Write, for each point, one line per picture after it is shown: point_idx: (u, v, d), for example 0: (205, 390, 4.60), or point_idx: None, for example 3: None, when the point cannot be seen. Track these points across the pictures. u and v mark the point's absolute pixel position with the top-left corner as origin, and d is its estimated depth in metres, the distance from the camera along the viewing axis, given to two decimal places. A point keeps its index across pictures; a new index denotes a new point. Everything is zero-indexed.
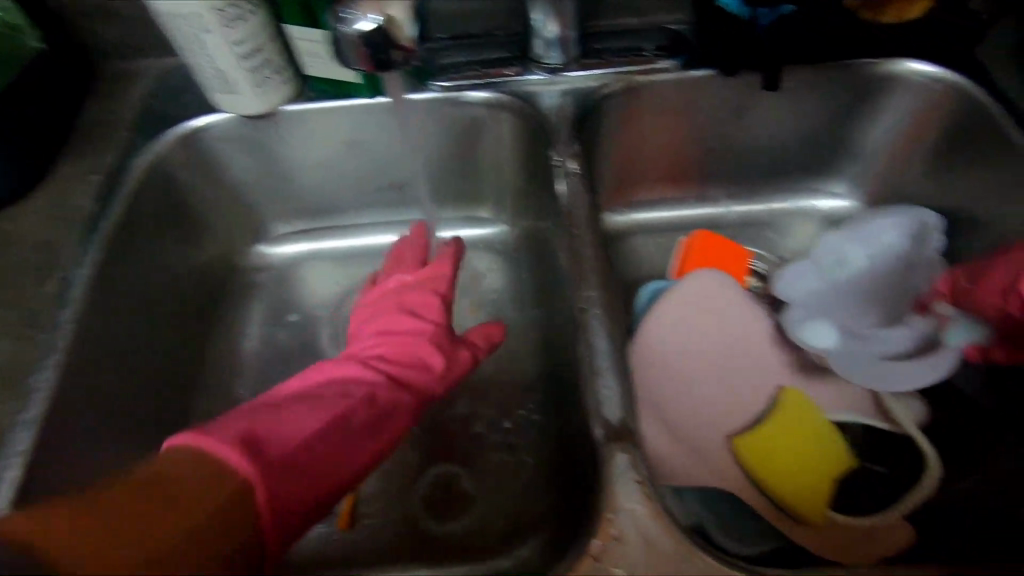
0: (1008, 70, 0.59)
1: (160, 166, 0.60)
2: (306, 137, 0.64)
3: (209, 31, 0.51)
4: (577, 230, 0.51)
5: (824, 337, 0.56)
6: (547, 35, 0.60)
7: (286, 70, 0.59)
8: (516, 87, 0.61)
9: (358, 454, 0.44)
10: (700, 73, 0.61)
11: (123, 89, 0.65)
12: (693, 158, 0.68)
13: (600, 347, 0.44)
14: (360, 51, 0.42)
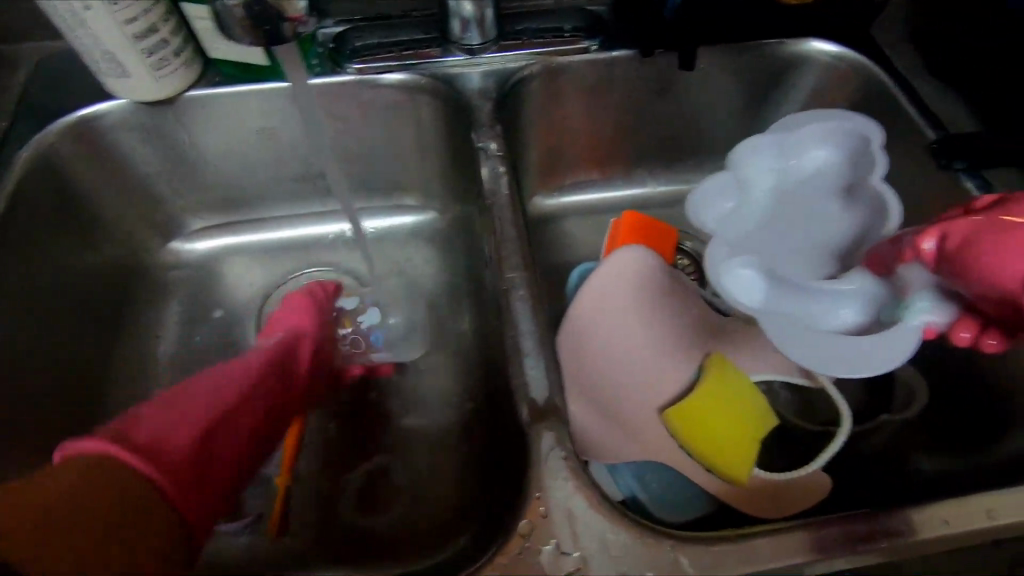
0: (901, 49, 0.63)
1: (46, 158, 0.55)
2: (213, 124, 0.60)
3: (90, 8, 0.47)
4: (499, 212, 0.50)
5: (751, 282, 0.43)
6: (464, 14, 0.58)
7: (187, 53, 0.55)
8: (434, 69, 0.60)
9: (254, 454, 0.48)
10: (618, 53, 0.61)
11: (3, 75, 0.59)
12: (617, 139, 0.69)
13: (526, 327, 0.44)
14: (245, 23, 0.40)
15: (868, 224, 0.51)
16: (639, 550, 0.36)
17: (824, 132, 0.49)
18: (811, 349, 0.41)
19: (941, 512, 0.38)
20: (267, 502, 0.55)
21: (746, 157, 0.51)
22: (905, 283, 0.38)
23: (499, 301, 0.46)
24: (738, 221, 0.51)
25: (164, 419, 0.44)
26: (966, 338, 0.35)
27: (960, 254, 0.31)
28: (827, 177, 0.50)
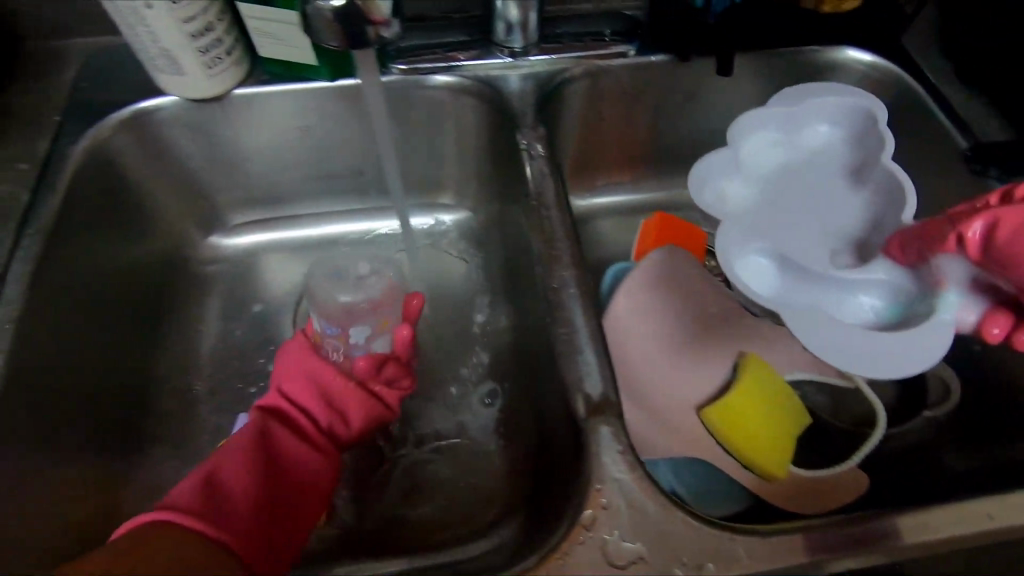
0: (931, 58, 0.65)
1: (99, 153, 0.56)
2: (258, 121, 0.61)
3: (152, 6, 0.48)
4: (547, 212, 0.52)
5: (762, 270, 0.46)
6: (510, 18, 0.59)
7: (237, 51, 0.56)
8: (477, 71, 0.61)
9: (309, 506, 0.47)
10: (656, 58, 0.62)
11: (53, 70, 0.59)
12: (650, 142, 0.70)
13: (578, 324, 0.46)
14: (335, 29, 0.38)
15: (884, 202, 0.47)
16: (698, 540, 0.37)
17: (828, 110, 0.51)
18: (834, 345, 0.39)
19: (986, 507, 0.39)
20: None
21: (751, 131, 0.53)
22: (936, 273, 0.37)
23: (550, 298, 0.47)
24: (745, 199, 0.52)
25: (229, 471, 0.44)
26: (998, 334, 0.35)
27: (1014, 249, 0.31)
28: (834, 152, 0.52)
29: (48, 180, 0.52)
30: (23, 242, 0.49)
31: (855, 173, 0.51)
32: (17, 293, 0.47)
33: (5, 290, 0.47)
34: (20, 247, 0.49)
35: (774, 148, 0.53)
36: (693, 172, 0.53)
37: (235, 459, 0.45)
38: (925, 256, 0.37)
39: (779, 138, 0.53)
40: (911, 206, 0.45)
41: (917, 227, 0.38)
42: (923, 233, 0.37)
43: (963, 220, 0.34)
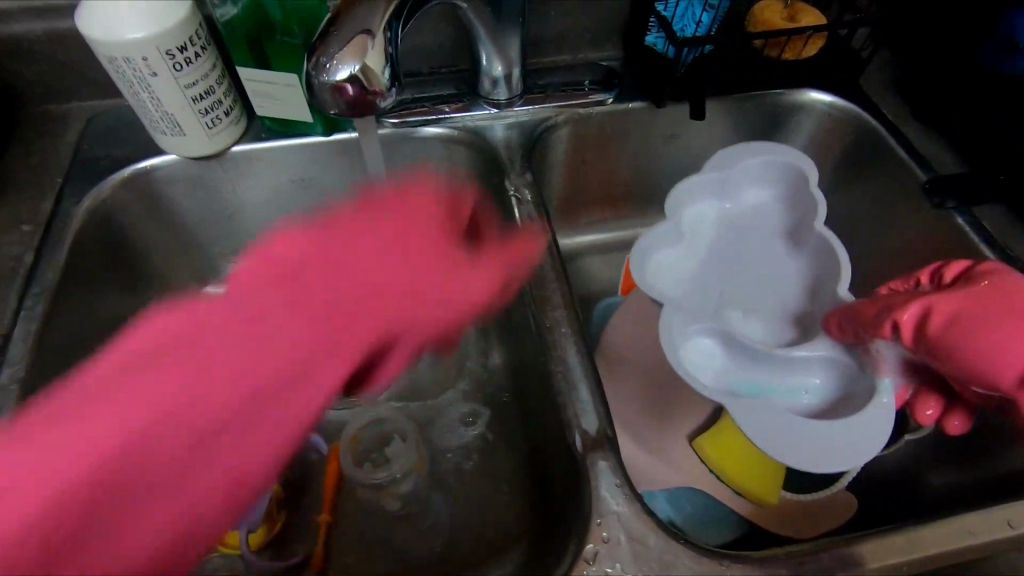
0: (888, 98, 0.69)
1: (101, 211, 0.58)
2: (256, 177, 0.63)
3: (157, 74, 0.50)
4: (537, 255, 0.54)
5: (708, 350, 0.48)
6: (494, 74, 0.62)
7: (235, 111, 0.59)
8: (464, 122, 0.64)
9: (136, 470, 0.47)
10: (633, 105, 0.66)
11: (56, 134, 0.62)
12: (632, 182, 0.73)
13: (571, 361, 0.48)
14: (338, 99, 0.41)
15: (812, 273, 0.54)
16: (698, 570, 0.38)
17: (758, 178, 0.56)
18: (800, 442, 0.41)
19: (969, 522, 0.41)
20: (311, 542, 0.55)
21: (692, 199, 0.56)
22: (875, 357, 0.43)
23: (544, 336, 0.50)
24: (686, 269, 0.55)
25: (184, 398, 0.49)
26: (930, 415, 0.42)
27: (944, 336, 0.37)
28: (767, 217, 0.57)
29: (51, 240, 0.54)
30: (26, 303, 0.50)
31: (788, 237, 0.56)
32: (20, 352, 0.48)
33: (9, 350, 0.48)
34: (23, 307, 0.50)
35: (710, 214, 0.57)
36: (638, 246, 0.54)
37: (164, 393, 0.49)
38: (862, 339, 0.43)
39: (715, 205, 0.57)
40: (845, 277, 0.50)
41: (850, 312, 0.44)
42: (857, 317, 0.43)
43: (899, 308, 0.40)
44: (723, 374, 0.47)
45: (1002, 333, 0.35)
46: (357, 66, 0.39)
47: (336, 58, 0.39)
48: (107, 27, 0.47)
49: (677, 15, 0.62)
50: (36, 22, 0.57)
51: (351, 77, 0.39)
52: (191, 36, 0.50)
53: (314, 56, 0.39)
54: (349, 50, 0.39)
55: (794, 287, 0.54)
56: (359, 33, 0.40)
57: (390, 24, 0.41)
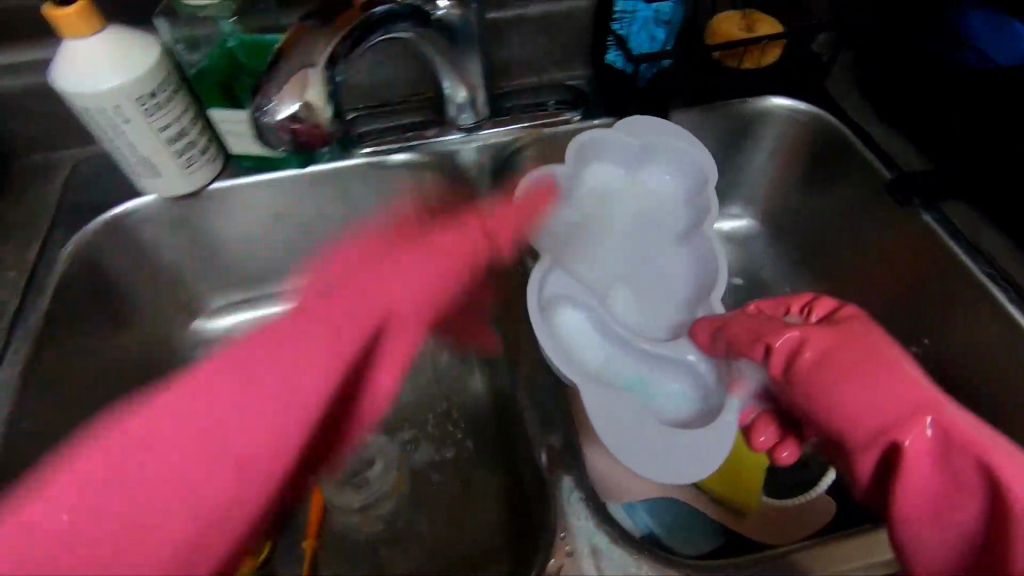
0: (852, 100, 0.70)
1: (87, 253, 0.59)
2: (234, 213, 0.65)
3: (130, 120, 0.53)
4: None
5: (588, 309, 0.53)
6: (459, 99, 0.64)
7: (210, 149, 0.61)
8: (434, 147, 0.66)
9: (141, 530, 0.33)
10: (600, 121, 0.67)
11: (43, 183, 0.64)
12: None
13: None
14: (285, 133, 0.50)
15: (677, 275, 0.61)
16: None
17: (667, 163, 0.62)
18: (650, 444, 0.42)
19: None
20: (295, 567, 0.56)
21: (597, 163, 0.63)
22: (736, 373, 0.45)
23: None
24: (580, 225, 0.62)
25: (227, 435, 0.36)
26: (763, 443, 0.42)
27: (813, 370, 0.37)
28: (666, 202, 0.63)
29: (35, 285, 0.55)
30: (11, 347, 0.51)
31: (682, 232, 0.62)
32: None
33: None
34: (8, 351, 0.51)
35: (615, 180, 0.64)
36: (521, 187, 0.58)
37: (295, 357, 0.40)
38: (730, 354, 0.44)
39: (621, 172, 0.64)
40: (720, 289, 0.55)
41: (726, 327, 0.45)
42: (733, 333, 0.43)
43: (774, 333, 0.40)
44: (594, 343, 0.52)
45: (870, 392, 0.35)
46: (297, 104, 0.49)
47: (275, 99, 0.48)
48: (82, 81, 0.50)
49: (632, 32, 0.63)
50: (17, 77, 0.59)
51: (293, 113, 0.49)
52: (161, 83, 0.53)
53: (258, 99, 0.48)
54: (289, 91, 0.49)
55: (673, 279, 0.61)
56: (299, 72, 0.48)
57: (329, 65, 0.49)
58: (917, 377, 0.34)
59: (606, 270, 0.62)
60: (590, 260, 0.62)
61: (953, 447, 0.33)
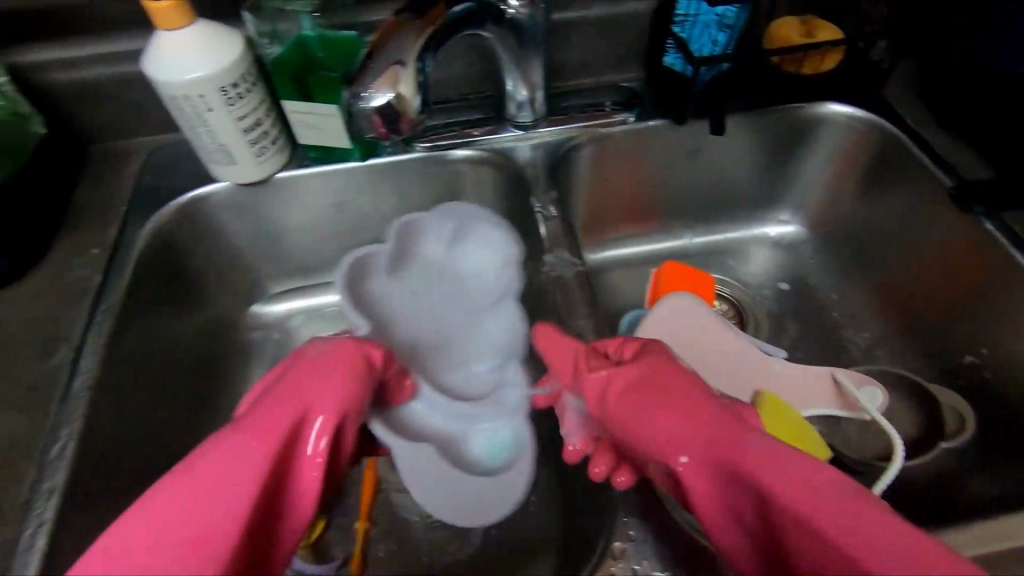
0: (910, 108, 0.71)
1: (163, 234, 0.62)
2: (299, 201, 0.68)
3: (212, 109, 0.55)
4: (564, 267, 0.57)
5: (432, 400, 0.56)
6: (519, 98, 0.65)
7: (281, 140, 0.63)
8: (492, 144, 0.67)
9: None
10: (654, 123, 0.69)
11: (119, 168, 0.67)
12: (655, 197, 0.76)
13: None
14: (376, 117, 0.62)
15: (406, 329, 0.63)
16: None
17: (485, 235, 0.64)
18: (428, 494, 0.51)
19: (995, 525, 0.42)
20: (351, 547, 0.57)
21: (423, 229, 0.64)
22: (563, 409, 0.47)
23: None
24: (402, 292, 0.64)
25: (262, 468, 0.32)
26: (598, 473, 0.41)
27: (608, 407, 0.40)
28: (484, 277, 0.64)
29: (118, 262, 0.58)
30: (96, 318, 0.53)
31: (501, 297, 0.63)
32: (92, 361, 0.51)
33: (82, 359, 0.51)
34: (94, 322, 0.53)
35: (433, 249, 0.65)
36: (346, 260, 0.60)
37: (327, 393, 0.37)
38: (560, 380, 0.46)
39: (434, 246, 0.65)
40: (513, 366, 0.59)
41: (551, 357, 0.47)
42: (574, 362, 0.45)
43: (590, 371, 0.43)
44: (433, 402, 0.56)
45: (656, 414, 0.37)
46: (389, 93, 0.60)
47: (371, 87, 0.60)
48: (170, 69, 0.53)
49: (694, 36, 0.65)
50: (104, 69, 0.63)
51: (384, 100, 0.60)
52: (243, 74, 0.56)
53: (354, 88, 0.60)
54: (384, 81, 0.60)
55: (485, 348, 0.62)
56: (391, 68, 0.59)
57: (420, 56, 0.58)
58: (707, 402, 0.37)
59: (460, 334, 0.63)
60: (418, 326, 0.63)
61: (728, 461, 0.33)
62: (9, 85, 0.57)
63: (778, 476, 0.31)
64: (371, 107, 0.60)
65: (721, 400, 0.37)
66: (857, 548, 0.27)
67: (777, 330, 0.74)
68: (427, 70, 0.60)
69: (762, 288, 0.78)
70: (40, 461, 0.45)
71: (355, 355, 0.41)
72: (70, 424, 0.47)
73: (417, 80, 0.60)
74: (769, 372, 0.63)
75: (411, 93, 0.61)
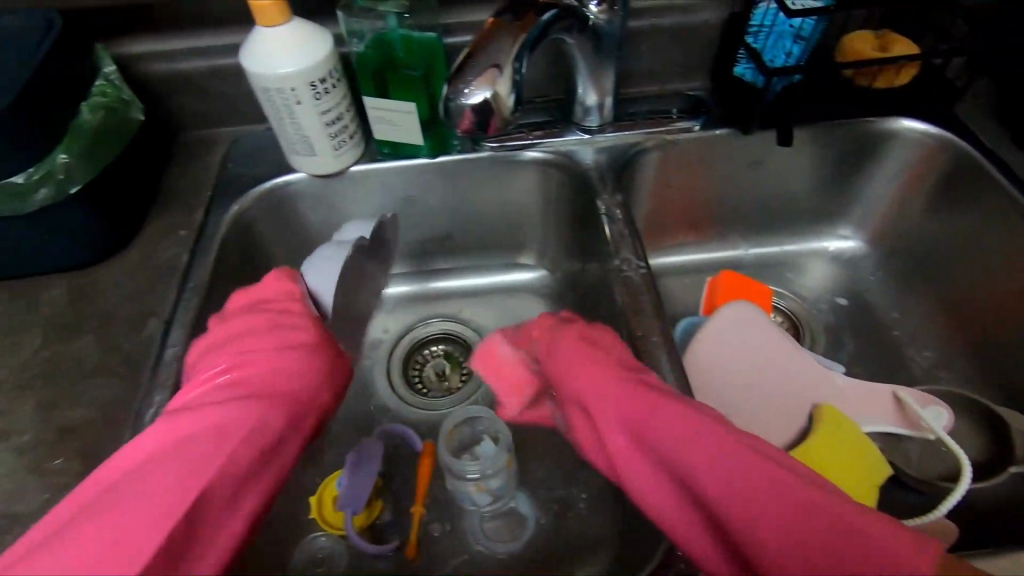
0: (987, 127, 0.69)
1: (245, 219, 0.65)
2: (369, 194, 0.70)
3: (301, 102, 0.58)
4: (629, 269, 0.58)
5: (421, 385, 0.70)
6: (588, 102, 0.67)
7: (357, 135, 0.66)
8: (558, 146, 0.69)
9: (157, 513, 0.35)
10: (720, 132, 0.69)
11: (206, 156, 0.71)
12: (715, 206, 0.77)
13: (666, 368, 0.51)
14: (471, 117, 0.51)
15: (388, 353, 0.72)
16: None
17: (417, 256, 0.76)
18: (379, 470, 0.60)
19: None
20: (407, 529, 0.60)
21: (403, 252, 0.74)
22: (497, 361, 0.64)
23: (634, 345, 0.53)
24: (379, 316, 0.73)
25: (243, 434, 0.41)
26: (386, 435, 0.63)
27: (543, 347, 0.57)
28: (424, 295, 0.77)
29: (204, 243, 0.61)
30: (185, 295, 0.57)
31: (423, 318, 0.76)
32: (181, 334, 0.54)
33: (172, 331, 0.54)
34: (182, 298, 0.56)
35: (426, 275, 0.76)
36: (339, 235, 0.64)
37: (284, 360, 0.47)
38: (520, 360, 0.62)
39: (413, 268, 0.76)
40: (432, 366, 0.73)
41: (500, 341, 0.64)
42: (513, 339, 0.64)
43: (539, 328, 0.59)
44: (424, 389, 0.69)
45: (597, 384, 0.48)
46: (489, 92, 0.50)
47: (472, 84, 0.50)
48: (266, 63, 0.56)
49: (768, 46, 0.65)
50: (199, 60, 0.66)
51: (483, 100, 0.50)
52: (331, 70, 0.58)
53: (455, 84, 0.50)
54: (485, 78, 0.49)
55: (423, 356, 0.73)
56: (491, 66, 0.50)
57: (518, 58, 0.51)
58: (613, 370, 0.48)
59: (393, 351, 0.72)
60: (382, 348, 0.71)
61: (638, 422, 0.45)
62: (116, 73, 0.61)
63: (683, 427, 0.42)
64: (468, 107, 0.50)
65: (640, 376, 0.47)
66: (720, 461, 0.39)
67: (834, 345, 0.73)
68: (521, 74, 0.52)
69: (819, 302, 0.78)
70: (135, 423, 0.48)
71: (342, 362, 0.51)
72: (162, 392, 0.50)
73: (515, 82, 0.52)
74: (827, 386, 0.63)
75: (508, 94, 0.52)
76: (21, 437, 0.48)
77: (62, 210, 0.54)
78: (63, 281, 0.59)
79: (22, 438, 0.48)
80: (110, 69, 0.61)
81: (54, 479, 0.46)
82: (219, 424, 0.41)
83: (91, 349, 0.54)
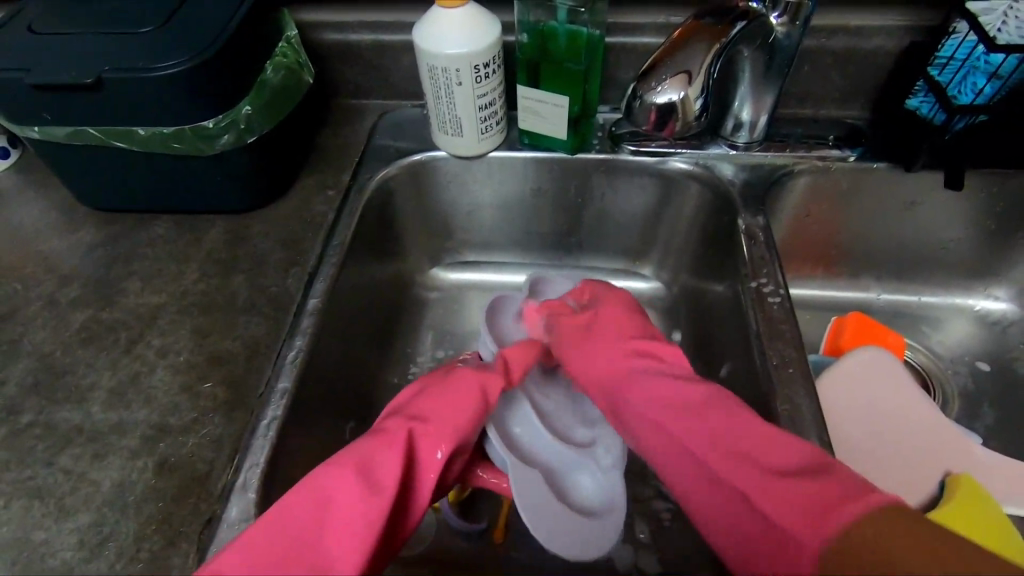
0: None
1: (386, 188, 0.68)
2: (501, 180, 0.71)
3: (462, 84, 0.60)
4: (768, 293, 0.56)
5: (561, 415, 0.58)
6: (741, 117, 0.65)
7: (502, 123, 0.67)
8: (702, 158, 0.67)
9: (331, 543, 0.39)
10: (880, 165, 0.65)
11: (355, 123, 0.74)
12: (854, 243, 0.72)
13: (799, 403, 0.49)
14: (654, 114, 0.59)
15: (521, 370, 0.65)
16: None
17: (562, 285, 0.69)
18: (534, 509, 0.49)
19: None
20: (495, 514, 0.60)
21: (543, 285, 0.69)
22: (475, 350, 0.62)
23: (767, 373, 0.51)
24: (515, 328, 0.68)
25: (390, 456, 0.43)
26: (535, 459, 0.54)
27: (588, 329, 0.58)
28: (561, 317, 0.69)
29: (350, 204, 0.64)
30: (329, 250, 0.60)
31: None
32: (322, 287, 0.57)
33: (316, 282, 0.57)
34: (327, 254, 0.59)
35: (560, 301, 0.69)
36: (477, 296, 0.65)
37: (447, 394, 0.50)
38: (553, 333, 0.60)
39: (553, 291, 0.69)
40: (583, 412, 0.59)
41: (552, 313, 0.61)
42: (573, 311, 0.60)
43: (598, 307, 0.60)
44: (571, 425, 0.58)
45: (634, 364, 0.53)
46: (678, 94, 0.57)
47: (663, 83, 0.57)
48: (439, 42, 0.57)
49: (956, 80, 0.61)
50: (366, 34, 0.70)
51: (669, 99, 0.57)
52: (494, 56, 0.60)
53: (649, 81, 0.57)
54: (675, 80, 0.56)
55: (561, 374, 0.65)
56: (685, 68, 0.55)
57: (710, 68, 0.55)
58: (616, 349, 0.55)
59: None
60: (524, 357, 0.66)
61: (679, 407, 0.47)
62: (296, 37, 0.65)
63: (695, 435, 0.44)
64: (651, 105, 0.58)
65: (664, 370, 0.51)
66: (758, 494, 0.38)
67: (971, 412, 0.67)
68: (711, 81, 0.57)
69: (958, 363, 0.71)
70: (275, 362, 0.52)
71: (472, 371, 0.52)
72: (301, 338, 0.53)
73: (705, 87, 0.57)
74: (964, 459, 0.58)
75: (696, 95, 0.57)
76: (177, 356, 0.53)
77: (236, 159, 0.58)
78: (221, 223, 0.64)
79: (178, 358, 0.53)
80: (292, 33, 0.65)
81: (202, 401, 0.50)
82: (370, 458, 0.43)
83: (242, 287, 0.58)
